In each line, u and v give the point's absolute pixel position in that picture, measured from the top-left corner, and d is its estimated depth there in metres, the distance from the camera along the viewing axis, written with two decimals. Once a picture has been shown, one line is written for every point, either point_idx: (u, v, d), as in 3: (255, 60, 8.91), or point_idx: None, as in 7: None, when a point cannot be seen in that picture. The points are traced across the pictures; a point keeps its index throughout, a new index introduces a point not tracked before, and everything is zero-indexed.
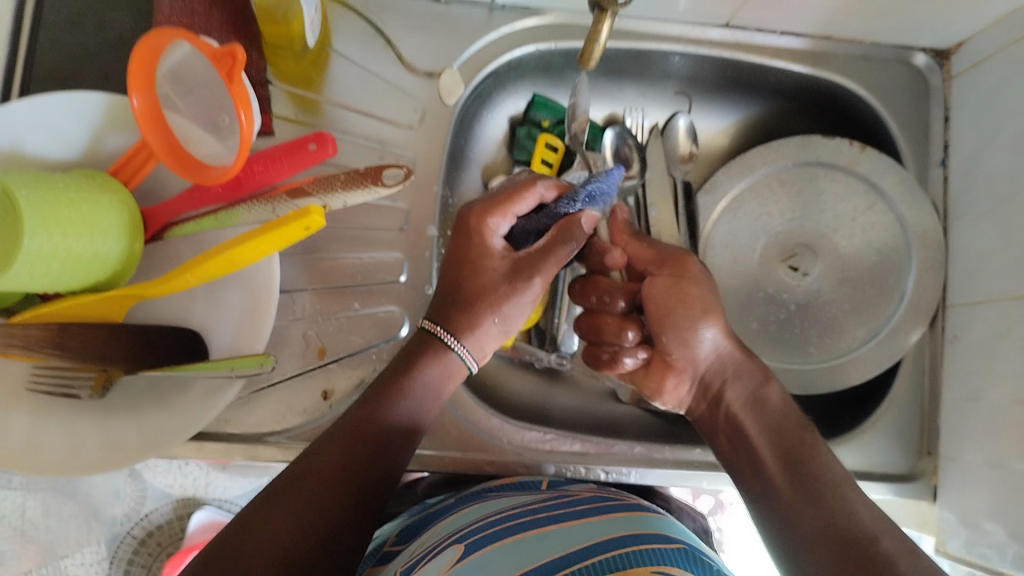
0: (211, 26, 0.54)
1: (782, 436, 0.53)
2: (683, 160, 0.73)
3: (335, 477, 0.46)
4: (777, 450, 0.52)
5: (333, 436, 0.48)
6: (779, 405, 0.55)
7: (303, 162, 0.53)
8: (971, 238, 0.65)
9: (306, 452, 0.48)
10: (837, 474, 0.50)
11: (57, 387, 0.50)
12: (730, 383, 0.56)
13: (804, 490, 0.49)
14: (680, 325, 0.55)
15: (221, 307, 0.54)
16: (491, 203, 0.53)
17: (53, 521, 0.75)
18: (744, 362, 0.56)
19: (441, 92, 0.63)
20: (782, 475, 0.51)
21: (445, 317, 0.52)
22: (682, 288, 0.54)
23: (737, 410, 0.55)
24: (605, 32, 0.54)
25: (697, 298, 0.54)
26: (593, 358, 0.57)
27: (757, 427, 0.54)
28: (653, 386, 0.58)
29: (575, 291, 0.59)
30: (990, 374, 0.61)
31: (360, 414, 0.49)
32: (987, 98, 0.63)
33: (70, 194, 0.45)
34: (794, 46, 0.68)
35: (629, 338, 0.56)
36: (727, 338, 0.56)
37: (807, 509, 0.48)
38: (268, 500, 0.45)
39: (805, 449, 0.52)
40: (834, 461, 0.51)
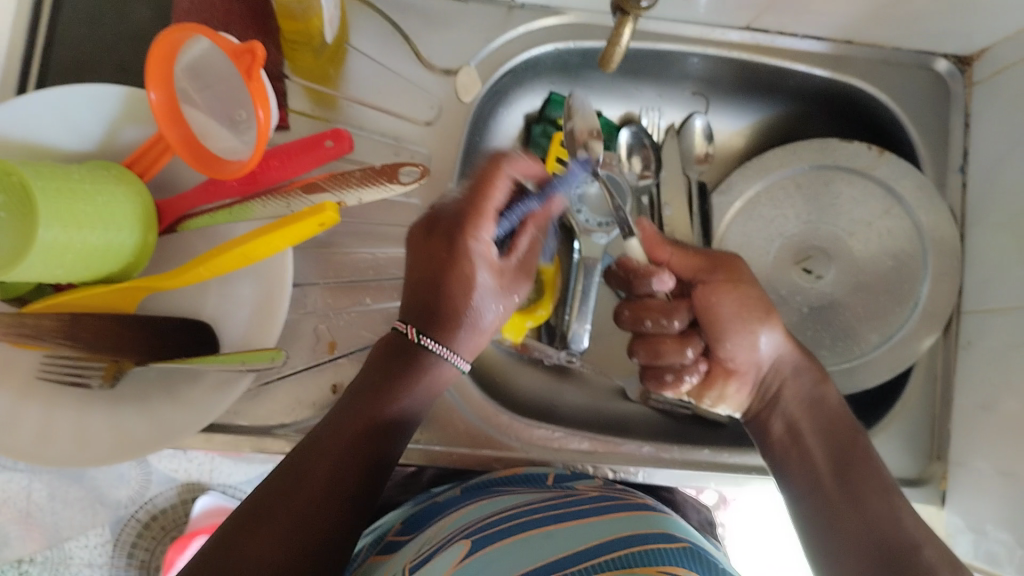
0: (230, 21, 0.55)
1: (834, 437, 0.54)
2: (699, 161, 0.72)
3: (327, 479, 0.46)
4: (829, 449, 0.53)
5: (326, 437, 0.47)
6: (835, 406, 0.56)
7: (321, 158, 0.54)
8: (989, 246, 0.64)
9: (300, 450, 0.47)
10: (886, 485, 0.50)
11: (68, 375, 0.50)
12: (789, 383, 0.56)
13: (849, 493, 0.50)
14: (744, 327, 0.56)
15: (235, 299, 0.54)
16: (472, 214, 0.51)
17: (58, 505, 0.73)
18: (803, 361, 0.56)
19: (458, 89, 0.63)
20: (831, 477, 0.52)
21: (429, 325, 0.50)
22: (743, 293, 0.56)
23: (794, 411, 0.56)
24: (627, 36, 0.54)
25: (754, 302, 0.56)
26: (656, 379, 0.59)
27: (812, 427, 0.55)
28: (713, 396, 0.59)
29: (622, 317, 0.60)
30: (1004, 384, 0.60)
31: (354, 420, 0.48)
32: (1011, 105, 0.63)
33: (85, 186, 0.45)
34: (814, 49, 0.68)
35: (690, 354, 0.58)
36: (786, 338, 0.56)
37: (849, 512, 0.50)
38: (265, 502, 0.45)
39: (858, 452, 0.53)
40: (883, 467, 0.52)
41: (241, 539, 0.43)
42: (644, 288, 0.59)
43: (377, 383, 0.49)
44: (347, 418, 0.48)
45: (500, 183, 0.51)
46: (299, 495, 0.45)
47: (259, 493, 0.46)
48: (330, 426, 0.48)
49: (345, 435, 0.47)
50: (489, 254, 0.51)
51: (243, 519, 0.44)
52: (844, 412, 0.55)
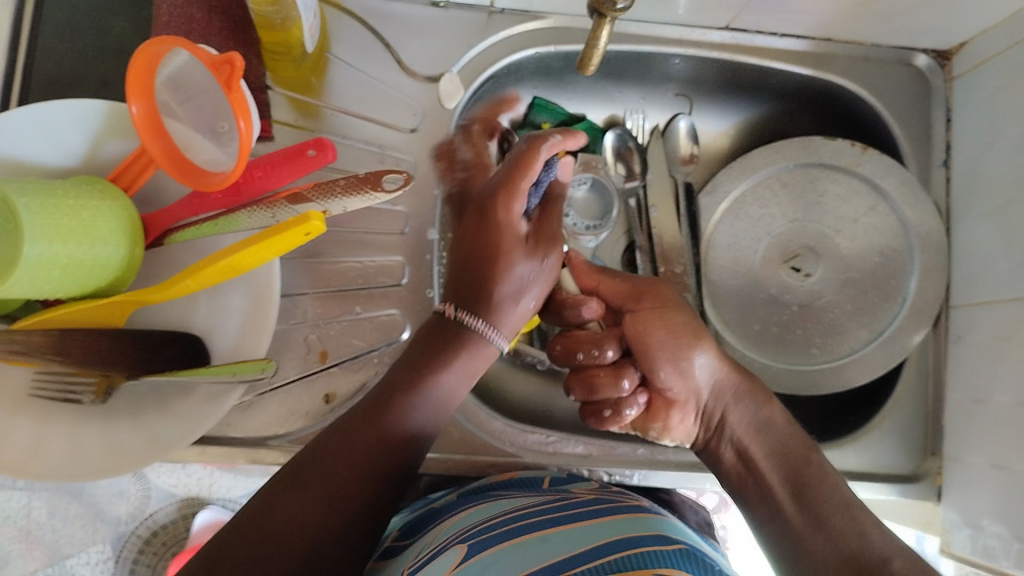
0: (210, 32, 0.56)
1: (786, 458, 0.53)
2: (684, 162, 0.73)
3: (337, 478, 0.45)
4: (783, 472, 0.52)
5: (341, 436, 0.47)
6: (783, 426, 0.55)
7: (303, 167, 0.53)
8: (975, 239, 0.64)
9: (303, 459, 0.46)
10: (844, 500, 0.50)
11: (60, 392, 0.50)
12: (732, 408, 0.55)
13: (811, 513, 0.49)
14: (676, 354, 0.55)
15: (223, 311, 0.54)
16: (504, 188, 0.51)
17: (58, 522, 0.72)
18: (743, 384, 0.56)
19: (441, 96, 0.63)
20: (788, 499, 0.51)
21: (470, 303, 0.51)
22: (670, 319, 0.56)
23: (741, 435, 0.55)
24: (604, 38, 0.54)
25: (681, 329, 0.56)
26: (595, 417, 0.57)
27: (762, 449, 0.54)
28: (658, 426, 0.58)
29: (554, 353, 0.58)
30: (994, 377, 0.60)
31: (371, 421, 0.47)
32: (991, 99, 0.63)
33: (70, 202, 0.46)
34: (793, 48, 0.68)
35: (626, 386, 0.56)
36: (720, 361, 0.56)
37: (813, 533, 0.49)
38: (263, 505, 0.44)
39: (812, 470, 0.52)
40: (840, 481, 0.52)
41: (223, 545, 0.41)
42: (577, 318, 0.58)
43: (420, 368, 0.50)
44: (383, 407, 0.48)
45: (534, 167, 0.50)
46: (297, 496, 0.44)
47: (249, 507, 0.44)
48: (356, 419, 0.48)
49: (373, 428, 0.47)
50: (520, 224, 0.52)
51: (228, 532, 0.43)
52: (795, 432, 0.56)
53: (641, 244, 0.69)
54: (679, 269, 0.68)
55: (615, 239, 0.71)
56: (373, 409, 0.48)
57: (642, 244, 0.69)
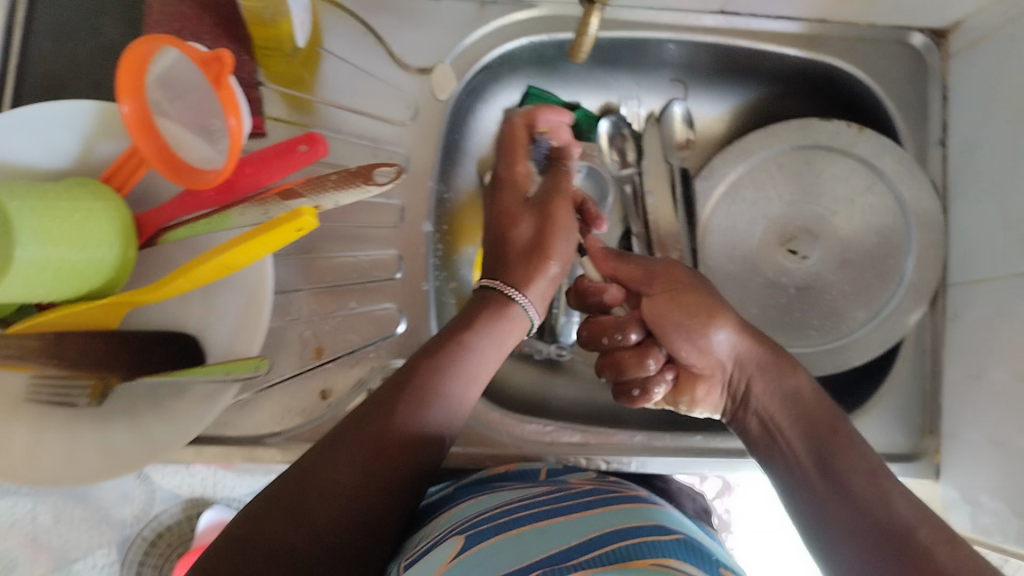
0: (202, 30, 0.55)
1: (812, 427, 0.53)
2: (679, 148, 0.72)
3: (375, 457, 0.47)
4: (808, 441, 0.52)
5: (376, 410, 0.48)
6: (810, 395, 0.55)
7: (294, 163, 0.52)
8: (972, 217, 0.64)
9: (321, 448, 0.47)
10: (869, 471, 0.49)
11: (56, 396, 0.50)
12: (756, 380, 0.56)
13: (835, 484, 0.50)
14: (693, 332, 0.56)
15: (219, 309, 0.54)
16: (506, 155, 0.59)
17: (64, 526, 0.72)
18: (766, 357, 0.56)
19: (433, 87, 0.63)
20: (813, 469, 0.51)
21: (501, 271, 0.55)
22: (682, 298, 0.57)
23: (767, 407, 0.55)
24: (594, 25, 0.54)
25: (696, 305, 0.56)
26: (625, 397, 0.59)
27: (787, 419, 0.54)
28: (688, 399, 0.59)
29: (581, 338, 0.61)
30: (991, 355, 0.60)
31: (391, 405, 0.48)
32: (987, 76, 0.62)
33: (62, 204, 0.45)
34: (788, 30, 0.67)
35: (652, 365, 0.58)
36: (742, 335, 0.56)
37: (838, 504, 0.49)
38: (282, 491, 0.45)
39: (838, 439, 0.52)
40: (867, 450, 0.51)
41: (260, 520, 0.43)
42: (598, 303, 0.61)
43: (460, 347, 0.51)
44: (422, 384, 0.49)
45: (517, 132, 0.59)
46: (332, 475, 0.46)
47: (268, 491, 0.45)
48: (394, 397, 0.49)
49: (416, 406, 0.49)
50: (528, 183, 0.59)
51: (262, 508, 0.44)
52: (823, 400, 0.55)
53: (638, 231, 0.69)
54: (676, 255, 0.68)
55: (612, 225, 0.71)
56: (411, 387, 0.49)
57: (637, 232, 0.69)
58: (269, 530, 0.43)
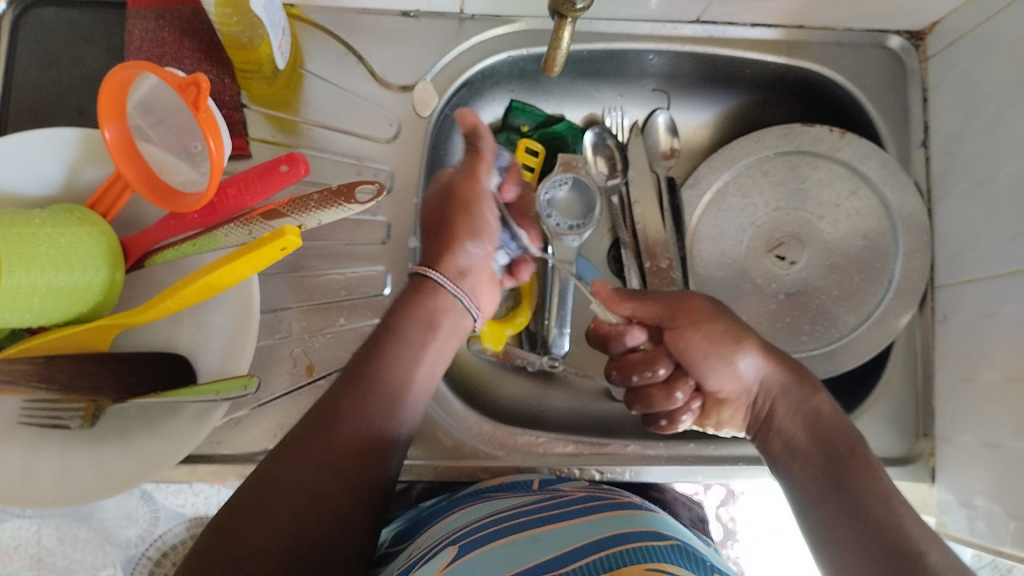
0: (182, 55, 0.56)
1: (830, 447, 0.53)
2: (665, 157, 0.72)
3: (336, 453, 0.48)
4: (823, 460, 0.53)
5: (334, 409, 0.49)
6: (831, 417, 0.55)
7: (275, 183, 0.53)
8: (957, 217, 0.64)
9: (284, 449, 0.47)
10: (883, 491, 0.50)
11: (47, 418, 0.51)
12: (779, 402, 0.56)
13: (848, 503, 0.50)
14: (719, 361, 0.57)
15: (208, 330, 0.55)
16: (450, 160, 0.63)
17: (69, 548, 0.72)
18: (790, 379, 0.56)
19: (415, 105, 0.63)
20: (829, 487, 0.51)
21: (425, 258, 0.58)
22: (707, 329, 0.57)
23: (788, 427, 0.56)
24: (566, 39, 0.55)
25: (722, 332, 0.57)
26: (655, 427, 0.61)
27: (807, 438, 0.54)
28: (714, 421, 0.61)
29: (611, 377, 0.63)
30: (981, 354, 0.60)
31: (347, 404, 0.49)
32: (965, 77, 0.63)
33: (47, 230, 0.46)
34: (766, 37, 0.68)
35: (679, 397, 0.60)
36: (767, 359, 0.57)
37: (849, 522, 0.49)
38: (254, 497, 0.45)
39: (854, 460, 0.52)
40: (882, 475, 0.51)
41: (232, 527, 0.43)
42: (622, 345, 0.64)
43: (404, 336, 0.53)
44: (369, 375, 0.51)
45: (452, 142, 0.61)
46: (299, 475, 0.46)
47: (236, 496, 0.45)
48: (345, 390, 0.50)
49: (367, 396, 0.50)
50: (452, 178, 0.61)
51: (232, 515, 0.44)
52: (839, 416, 0.55)
53: (625, 240, 0.69)
54: (665, 263, 0.68)
55: (600, 236, 0.72)
56: (358, 379, 0.50)
57: (626, 241, 0.69)
58: (246, 536, 0.43)
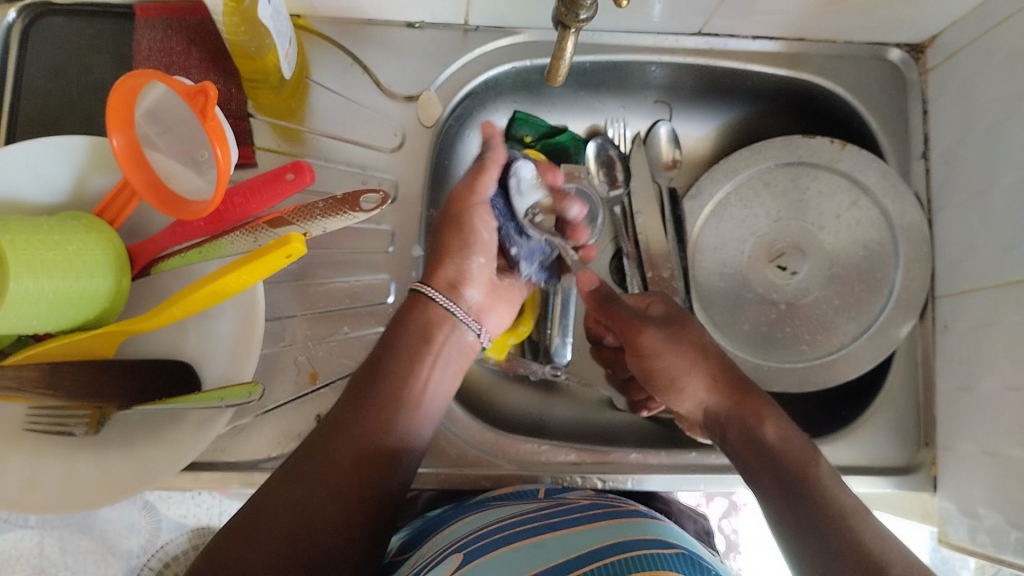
0: (190, 64, 0.58)
1: (784, 465, 0.51)
2: (667, 167, 0.73)
3: (334, 471, 0.48)
4: (775, 481, 0.51)
5: (333, 430, 0.50)
6: (779, 437, 0.53)
7: (281, 192, 0.53)
8: (956, 227, 0.64)
9: (284, 472, 0.48)
10: (847, 503, 0.48)
11: (52, 425, 0.51)
12: (728, 425, 0.56)
13: (805, 522, 0.48)
14: (668, 389, 0.59)
15: (212, 337, 0.55)
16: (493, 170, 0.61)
17: (71, 557, 0.72)
18: (733, 403, 0.56)
19: (420, 114, 0.64)
20: (785, 508, 0.49)
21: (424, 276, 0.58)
22: (655, 357, 0.58)
23: (738, 449, 0.54)
24: (570, 49, 0.55)
25: (672, 365, 0.58)
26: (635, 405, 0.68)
27: (757, 461, 0.52)
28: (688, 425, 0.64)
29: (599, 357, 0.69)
30: (981, 364, 0.60)
31: (345, 424, 0.50)
32: (964, 89, 0.63)
33: (55, 236, 0.46)
34: (766, 49, 0.69)
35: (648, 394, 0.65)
36: (715, 384, 0.57)
37: (810, 540, 0.47)
38: (252, 514, 0.45)
39: (808, 478, 0.50)
40: (844, 491, 0.49)
41: (230, 540, 0.44)
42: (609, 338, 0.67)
43: (405, 350, 0.54)
44: (368, 390, 0.52)
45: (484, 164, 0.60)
46: (296, 489, 0.47)
47: (236, 516, 0.45)
48: (346, 409, 0.51)
49: (366, 413, 0.51)
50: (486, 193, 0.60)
51: (230, 529, 0.45)
52: (794, 431, 0.54)
53: (627, 250, 0.70)
54: (667, 273, 0.68)
55: (602, 246, 0.72)
56: (358, 394, 0.52)
57: (628, 251, 0.70)
58: (241, 554, 0.43)
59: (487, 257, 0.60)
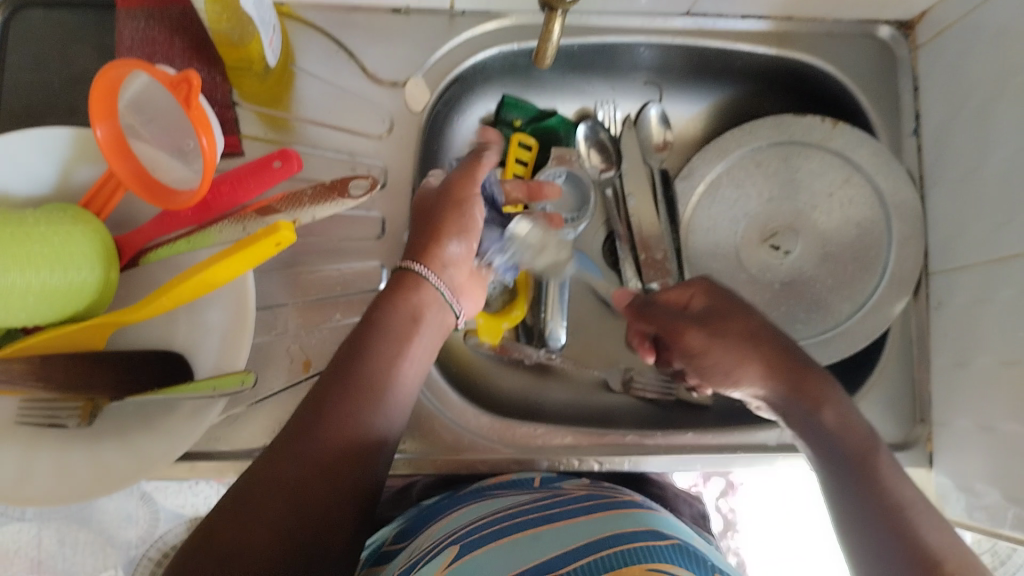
0: (172, 54, 0.57)
1: (846, 457, 0.50)
2: (658, 149, 0.73)
3: (322, 454, 0.46)
4: (836, 472, 0.50)
5: (320, 413, 0.47)
6: (838, 424, 0.52)
7: (269, 180, 0.53)
8: (949, 204, 0.64)
9: (269, 454, 0.46)
10: (901, 495, 0.47)
11: (44, 418, 0.50)
12: (789, 410, 0.54)
13: (861, 516, 0.47)
14: (723, 378, 0.57)
15: (203, 327, 0.55)
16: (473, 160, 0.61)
17: (69, 549, 0.72)
18: (789, 390, 0.54)
19: (408, 101, 0.63)
20: (844, 500, 0.49)
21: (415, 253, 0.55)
22: (716, 351, 0.56)
23: (805, 437, 0.53)
24: (557, 32, 0.55)
25: (722, 357, 0.56)
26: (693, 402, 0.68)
27: (821, 450, 0.51)
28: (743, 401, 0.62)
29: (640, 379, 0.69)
30: (975, 340, 0.60)
31: (335, 408, 0.48)
32: (954, 65, 0.63)
33: (41, 228, 0.46)
34: (755, 29, 0.68)
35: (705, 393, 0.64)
36: (773, 369, 0.54)
37: (865, 535, 0.46)
38: (240, 500, 0.44)
39: (865, 469, 0.49)
40: (903, 483, 0.48)
41: (219, 529, 0.42)
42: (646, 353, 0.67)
43: (393, 331, 0.51)
44: (355, 372, 0.49)
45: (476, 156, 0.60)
46: (285, 475, 0.45)
47: (222, 504, 0.44)
48: (332, 388, 0.48)
49: (353, 395, 0.48)
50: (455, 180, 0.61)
51: (219, 516, 0.43)
52: (855, 415, 0.52)
53: (620, 233, 0.70)
54: (660, 255, 0.68)
55: (595, 229, 0.72)
56: (345, 374, 0.49)
57: (621, 234, 0.70)
58: (234, 538, 0.42)
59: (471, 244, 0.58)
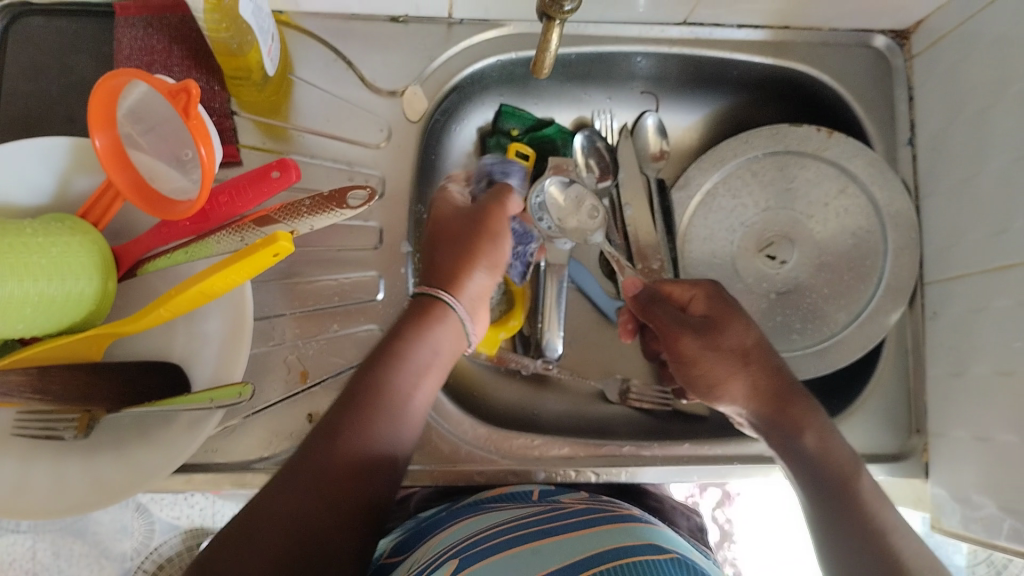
0: (171, 62, 0.57)
1: (823, 477, 0.50)
2: (654, 159, 0.73)
3: (332, 482, 0.45)
4: (813, 491, 0.50)
5: (332, 440, 0.46)
6: (818, 446, 0.52)
7: (268, 190, 0.53)
8: (944, 214, 0.65)
9: (279, 481, 0.45)
10: (886, 519, 0.47)
11: (41, 430, 0.50)
12: (771, 430, 0.54)
13: (839, 532, 0.47)
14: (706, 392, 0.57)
15: (201, 336, 0.55)
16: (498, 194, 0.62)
17: (63, 562, 0.71)
18: (774, 410, 0.54)
19: (406, 110, 0.63)
20: (823, 517, 0.49)
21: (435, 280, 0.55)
22: (699, 363, 0.56)
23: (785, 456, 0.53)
24: (554, 41, 0.55)
25: (709, 370, 0.56)
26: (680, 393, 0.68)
27: (800, 470, 0.52)
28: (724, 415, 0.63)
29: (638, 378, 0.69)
30: (970, 349, 0.60)
31: (348, 436, 0.47)
32: (949, 76, 0.64)
33: (38, 239, 0.46)
34: (752, 38, 0.68)
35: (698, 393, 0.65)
36: (755, 387, 0.55)
37: (838, 547, 0.47)
38: (246, 524, 0.42)
39: (847, 492, 0.49)
40: (884, 509, 0.48)
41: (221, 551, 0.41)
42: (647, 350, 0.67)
43: (411, 361, 0.51)
44: (368, 398, 0.48)
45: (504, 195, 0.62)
46: (292, 501, 0.44)
47: (228, 527, 0.42)
48: (346, 416, 0.47)
49: (368, 422, 0.48)
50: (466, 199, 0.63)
51: (222, 540, 0.42)
52: (836, 437, 0.53)
53: (617, 243, 0.70)
54: (656, 264, 0.69)
55: None
56: (357, 404, 0.48)
57: (618, 243, 0.70)
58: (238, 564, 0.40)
59: (490, 276, 0.58)
